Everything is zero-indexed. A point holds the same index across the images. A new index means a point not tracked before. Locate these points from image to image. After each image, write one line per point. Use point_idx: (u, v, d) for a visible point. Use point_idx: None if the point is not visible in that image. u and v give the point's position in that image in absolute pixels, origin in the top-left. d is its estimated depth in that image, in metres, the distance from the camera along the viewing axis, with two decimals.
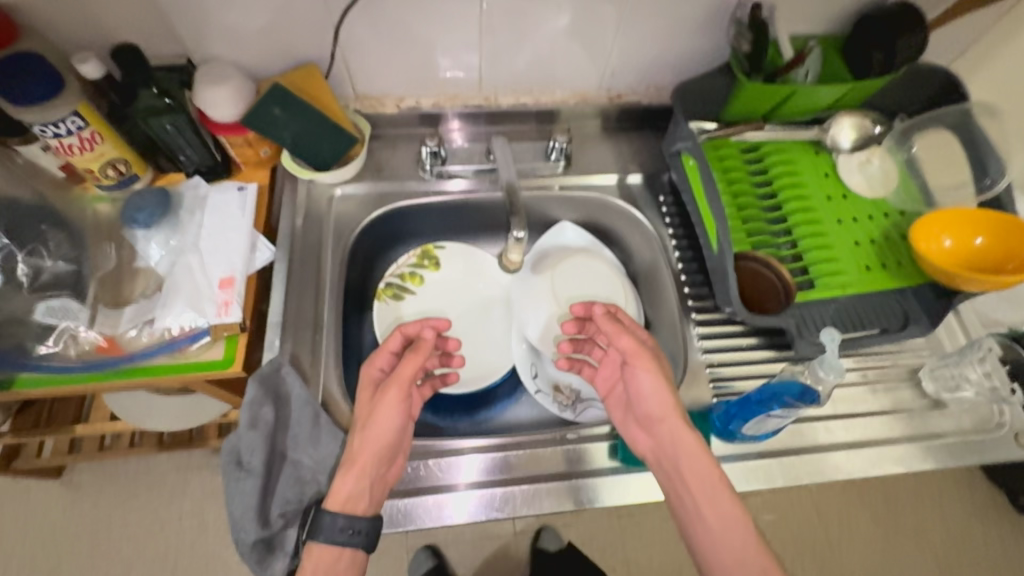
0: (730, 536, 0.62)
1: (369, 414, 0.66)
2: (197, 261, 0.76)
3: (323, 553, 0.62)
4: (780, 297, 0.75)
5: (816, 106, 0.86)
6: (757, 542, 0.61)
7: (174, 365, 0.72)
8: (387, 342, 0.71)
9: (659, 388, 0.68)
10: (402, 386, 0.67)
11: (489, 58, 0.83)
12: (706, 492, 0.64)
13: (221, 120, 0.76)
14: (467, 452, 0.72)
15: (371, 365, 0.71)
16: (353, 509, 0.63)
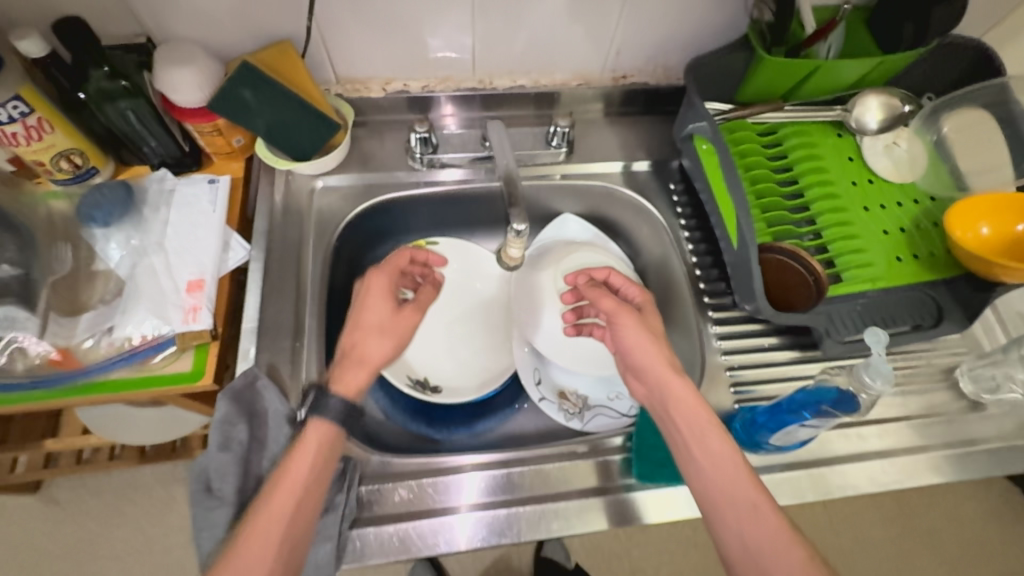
0: (720, 476, 0.54)
1: (387, 324, 0.64)
2: (162, 262, 0.69)
3: (319, 435, 0.57)
4: (811, 291, 0.68)
5: (840, 84, 0.79)
6: (751, 480, 0.54)
7: (138, 378, 0.65)
8: (404, 253, 0.71)
9: (642, 341, 0.63)
10: (422, 309, 0.69)
11: (483, 36, 0.76)
12: (691, 430, 0.57)
13: (186, 105, 0.68)
14: (467, 469, 0.65)
15: (390, 267, 0.67)
16: (351, 399, 0.59)
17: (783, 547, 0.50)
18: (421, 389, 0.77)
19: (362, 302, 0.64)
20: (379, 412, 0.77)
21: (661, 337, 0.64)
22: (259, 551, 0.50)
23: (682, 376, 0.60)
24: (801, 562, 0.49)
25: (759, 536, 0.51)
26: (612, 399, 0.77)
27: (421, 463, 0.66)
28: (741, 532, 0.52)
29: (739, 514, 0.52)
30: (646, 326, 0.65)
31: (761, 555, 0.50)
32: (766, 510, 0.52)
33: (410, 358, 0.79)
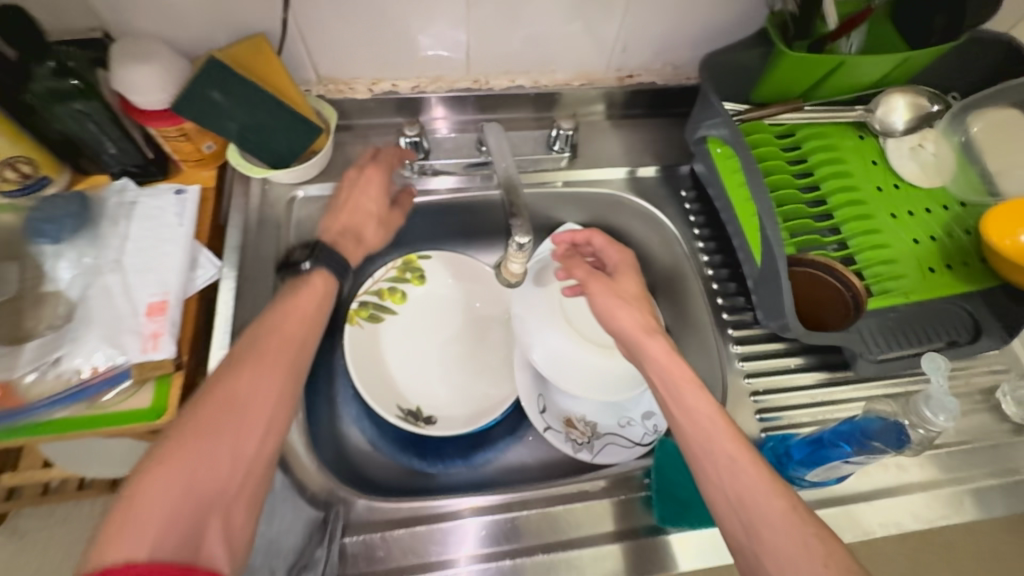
0: (697, 429, 0.53)
1: (381, 212, 0.68)
2: (120, 283, 0.61)
3: (322, 284, 0.59)
4: (848, 309, 0.64)
5: (864, 81, 0.73)
6: (729, 430, 0.52)
7: (87, 417, 0.57)
8: (395, 151, 0.70)
9: (614, 307, 0.62)
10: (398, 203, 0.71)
11: (478, 32, 0.69)
12: (668, 385, 0.56)
13: (147, 107, 0.61)
14: (466, 515, 0.58)
15: (386, 163, 0.69)
16: (350, 263, 0.63)
17: (762, 496, 0.48)
18: (413, 421, 0.69)
19: (357, 184, 0.67)
20: (367, 445, 0.70)
21: (635, 300, 0.63)
22: (269, 366, 0.53)
23: (658, 336, 0.59)
24: (782, 512, 0.47)
25: (738, 487, 0.49)
26: (624, 425, 0.70)
27: (415, 508, 0.59)
28: (722, 484, 0.50)
29: (718, 467, 0.51)
30: (618, 290, 0.64)
31: (743, 505, 0.48)
32: (745, 461, 0.50)
33: (399, 384, 0.72)
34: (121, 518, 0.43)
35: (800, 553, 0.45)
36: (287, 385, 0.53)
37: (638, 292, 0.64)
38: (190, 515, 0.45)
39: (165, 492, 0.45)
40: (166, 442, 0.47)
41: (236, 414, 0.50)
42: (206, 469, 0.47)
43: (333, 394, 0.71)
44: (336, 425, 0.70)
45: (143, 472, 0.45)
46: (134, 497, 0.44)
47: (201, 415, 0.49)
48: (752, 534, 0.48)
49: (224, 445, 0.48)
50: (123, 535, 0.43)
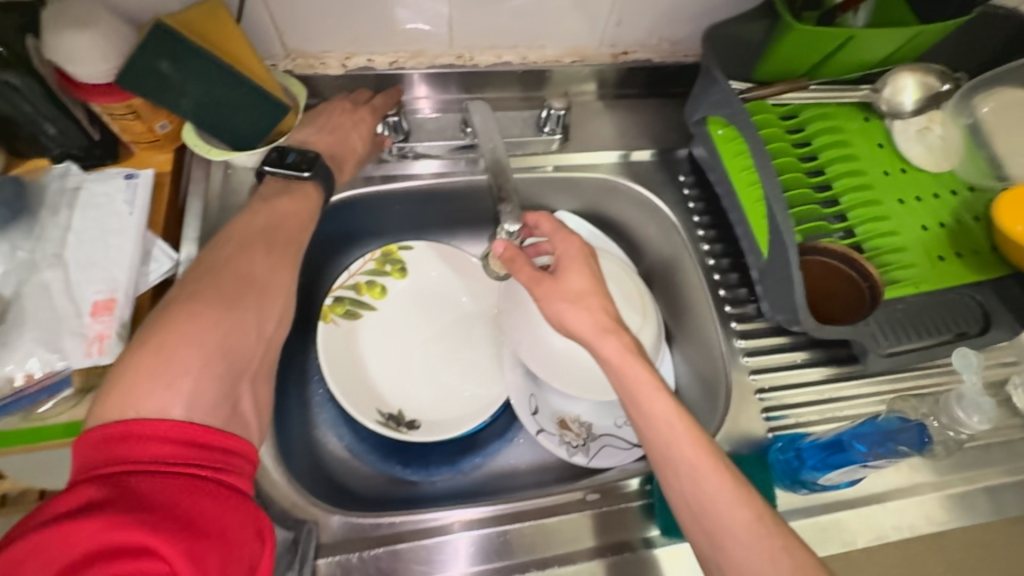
0: (657, 435, 0.50)
1: (356, 129, 0.65)
2: (60, 279, 0.54)
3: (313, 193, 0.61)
4: (864, 300, 0.61)
5: (870, 59, 0.68)
6: (690, 436, 0.49)
7: (23, 431, 0.51)
8: (391, 92, 0.68)
9: (564, 311, 0.55)
10: (374, 139, 0.67)
11: (460, 2, 0.63)
12: (626, 389, 0.52)
13: (88, 80, 0.54)
14: (458, 530, 0.54)
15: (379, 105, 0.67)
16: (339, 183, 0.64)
17: (724, 506, 0.46)
18: (395, 425, 0.64)
19: (342, 108, 0.66)
20: (345, 451, 0.65)
21: (583, 300, 0.55)
22: (281, 253, 0.56)
23: (612, 337, 0.53)
24: (745, 520, 0.46)
25: (700, 495, 0.47)
26: (620, 426, 0.66)
27: (395, 524, 0.54)
28: (682, 491, 0.48)
29: (679, 475, 0.48)
30: (567, 291, 0.56)
31: (704, 513, 0.47)
32: (707, 468, 0.47)
33: (378, 386, 0.67)
34: (152, 367, 0.43)
35: (760, 560, 0.44)
36: (295, 273, 0.57)
37: (587, 289, 0.56)
38: (222, 377, 0.46)
39: (198, 349, 0.46)
40: (184, 309, 0.47)
41: (256, 291, 0.52)
42: (231, 336, 0.48)
43: (308, 397, 0.66)
44: (311, 431, 0.65)
45: (167, 331, 0.46)
46: (159, 356, 0.44)
47: (218, 287, 0.51)
48: (714, 539, 0.46)
49: (248, 317, 0.50)
50: (151, 390, 0.42)
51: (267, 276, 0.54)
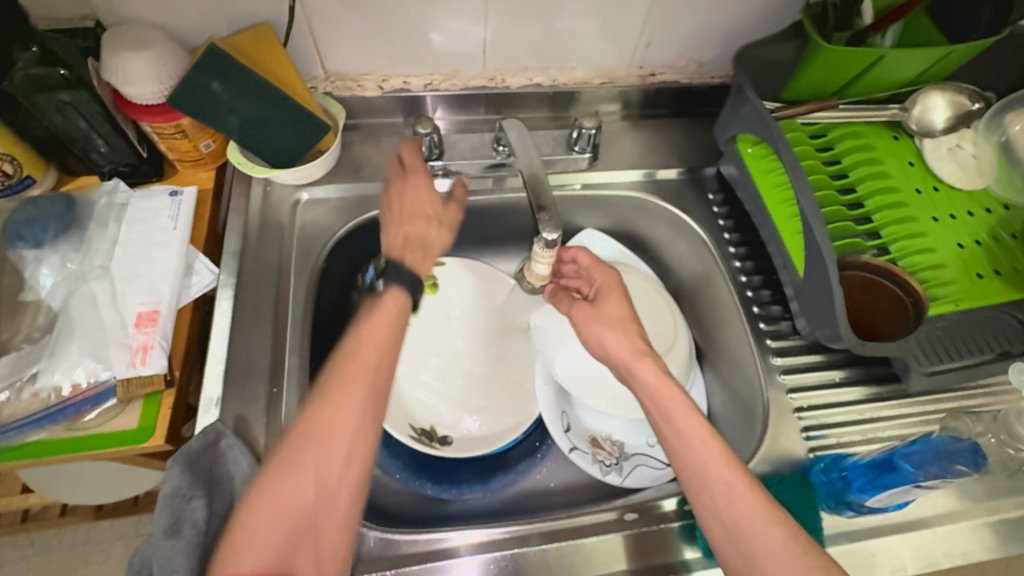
0: (690, 456, 0.48)
1: (421, 205, 0.56)
2: (106, 291, 0.56)
3: (394, 302, 0.50)
4: (908, 316, 0.61)
5: (899, 79, 0.69)
6: (725, 456, 0.47)
7: (66, 440, 0.51)
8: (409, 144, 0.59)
9: (604, 335, 0.57)
10: (450, 204, 0.59)
11: (496, 27, 0.65)
12: (660, 410, 0.51)
13: (140, 100, 0.56)
14: (465, 554, 0.53)
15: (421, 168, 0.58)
16: (423, 275, 0.53)
17: (759, 526, 0.44)
18: (427, 441, 0.64)
19: (400, 192, 0.57)
20: (374, 468, 0.65)
21: (621, 324, 0.57)
22: (348, 392, 0.45)
23: (646, 359, 0.54)
24: (779, 541, 0.44)
25: (734, 514, 0.45)
26: (653, 445, 0.65)
27: (429, 541, 0.53)
28: (716, 511, 0.46)
29: (714, 494, 0.46)
30: (602, 317, 0.58)
31: (738, 533, 0.45)
32: (740, 487, 0.46)
33: (408, 401, 0.66)
34: (245, 525, 0.41)
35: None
36: (363, 415, 0.45)
37: (624, 315, 0.58)
38: (280, 543, 0.41)
39: (269, 518, 0.42)
40: (271, 461, 0.44)
41: (319, 446, 0.44)
42: (297, 501, 0.42)
43: None
44: None
45: (259, 485, 0.43)
46: (245, 515, 0.42)
47: (294, 439, 0.44)
48: (749, 560, 0.44)
49: (304, 475, 0.43)
50: (236, 560, 0.40)
51: (333, 423, 0.44)
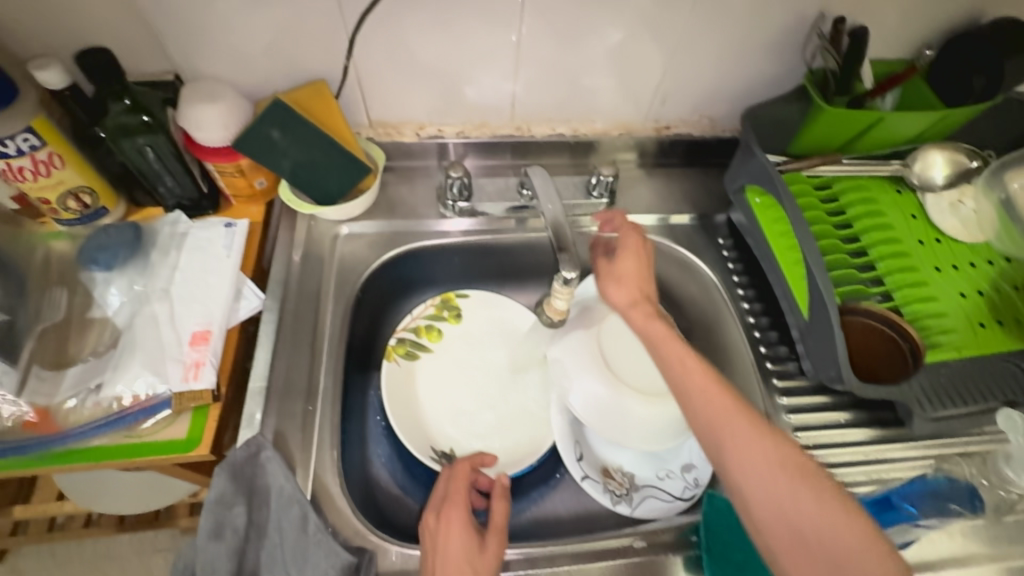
0: (671, 372, 0.51)
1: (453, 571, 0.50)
2: (166, 311, 0.62)
3: None
4: (906, 360, 0.63)
5: (899, 137, 0.74)
6: (700, 368, 0.50)
7: (124, 446, 0.57)
8: (451, 480, 0.58)
9: (606, 284, 0.60)
10: (486, 547, 0.53)
11: (526, 83, 0.72)
12: (649, 342, 0.54)
13: (209, 143, 0.63)
14: None
15: (459, 503, 0.56)
16: None
17: (729, 420, 0.46)
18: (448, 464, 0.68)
19: (438, 540, 0.53)
20: (395, 487, 0.68)
21: (625, 278, 0.59)
22: None
23: (637, 302, 0.57)
24: (749, 433, 0.45)
25: (708, 411, 0.48)
26: (662, 478, 0.67)
27: None
28: (694, 410, 0.48)
29: (691, 399, 0.49)
30: (608, 269, 0.61)
31: (713, 429, 0.47)
32: (713, 391, 0.48)
33: (429, 426, 0.70)
34: None
35: (764, 468, 0.44)
36: None
37: (628, 268, 0.60)
38: None
39: None
40: None
41: None
42: None
43: (364, 433, 0.70)
44: (367, 467, 0.68)
45: None
46: None
47: None
48: (722, 450, 0.46)
49: None
50: None
51: None
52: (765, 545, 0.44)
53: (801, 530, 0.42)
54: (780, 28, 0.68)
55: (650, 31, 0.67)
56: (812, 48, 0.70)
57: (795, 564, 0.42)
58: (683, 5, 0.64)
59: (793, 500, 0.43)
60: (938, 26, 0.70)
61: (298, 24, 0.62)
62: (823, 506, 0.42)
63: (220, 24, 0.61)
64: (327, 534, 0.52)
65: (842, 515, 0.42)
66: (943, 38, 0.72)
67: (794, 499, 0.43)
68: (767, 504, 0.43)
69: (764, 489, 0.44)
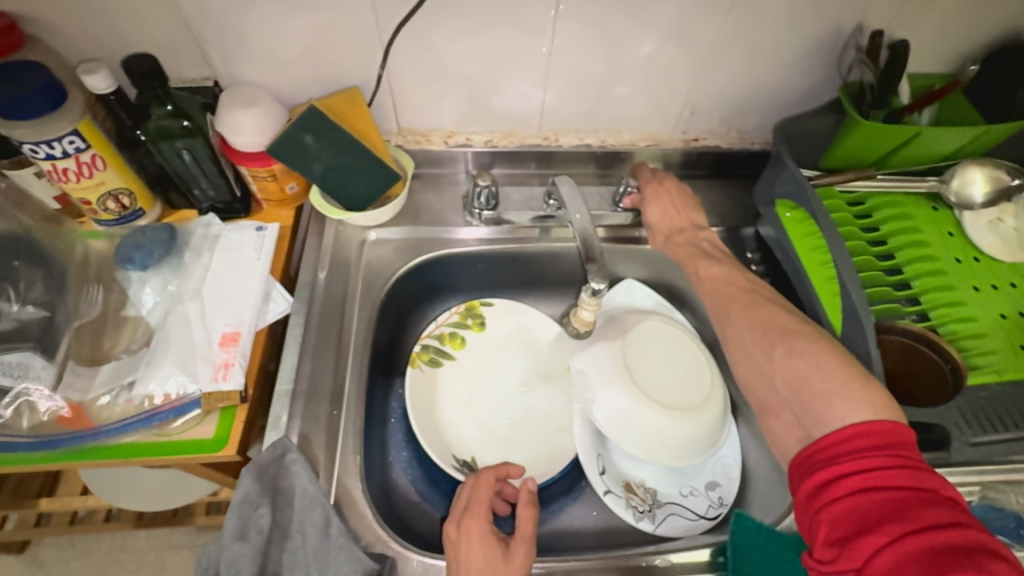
0: (699, 278, 0.64)
1: None
2: (197, 311, 0.63)
3: None
4: (947, 379, 0.61)
5: (939, 152, 0.71)
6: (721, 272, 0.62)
7: (153, 444, 0.57)
8: (474, 483, 0.57)
9: (650, 215, 0.70)
10: (509, 554, 0.52)
11: (555, 93, 0.72)
12: (678, 259, 0.67)
13: (244, 148, 0.64)
14: None
15: (481, 511, 0.55)
16: None
17: (729, 302, 0.59)
18: (468, 472, 0.67)
19: (460, 555, 0.52)
20: (415, 494, 0.68)
21: (666, 213, 0.69)
22: None
23: (680, 223, 0.69)
24: (745, 311, 0.58)
25: (714, 298, 0.61)
26: (686, 495, 0.67)
27: None
28: (712, 305, 0.61)
29: (707, 293, 0.62)
30: (655, 204, 0.70)
31: (721, 315, 0.60)
32: (724, 286, 0.61)
33: (451, 434, 0.70)
34: None
35: (751, 337, 0.55)
36: None
37: (664, 205, 0.70)
38: None
39: None
40: None
41: None
42: None
43: (386, 439, 0.70)
44: (387, 472, 0.68)
45: None
46: None
47: None
48: (723, 322, 0.59)
49: None
50: None
51: None
52: (759, 408, 0.54)
53: (775, 382, 0.52)
54: (814, 41, 0.67)
55: (682, 43, 0.67)
56: (848, 61, 0.69)
57: (784, 418, 0.51)
58: (717, 18, 0.64)
59: (771, 358, 0.53)
60: (979, 40, 0.69)
61: (334, 33, 0.63)
62: (796, 361, 0.51)
63: (259, 31, 0.62)
64: (349, 539, 0.52)
65: (815, 365, 0.49)
66: (984, 53, 0.70)
67: (774, 361, 0.53)
68: (755, 372, 0.54)
69: (750, 360, 0.55)
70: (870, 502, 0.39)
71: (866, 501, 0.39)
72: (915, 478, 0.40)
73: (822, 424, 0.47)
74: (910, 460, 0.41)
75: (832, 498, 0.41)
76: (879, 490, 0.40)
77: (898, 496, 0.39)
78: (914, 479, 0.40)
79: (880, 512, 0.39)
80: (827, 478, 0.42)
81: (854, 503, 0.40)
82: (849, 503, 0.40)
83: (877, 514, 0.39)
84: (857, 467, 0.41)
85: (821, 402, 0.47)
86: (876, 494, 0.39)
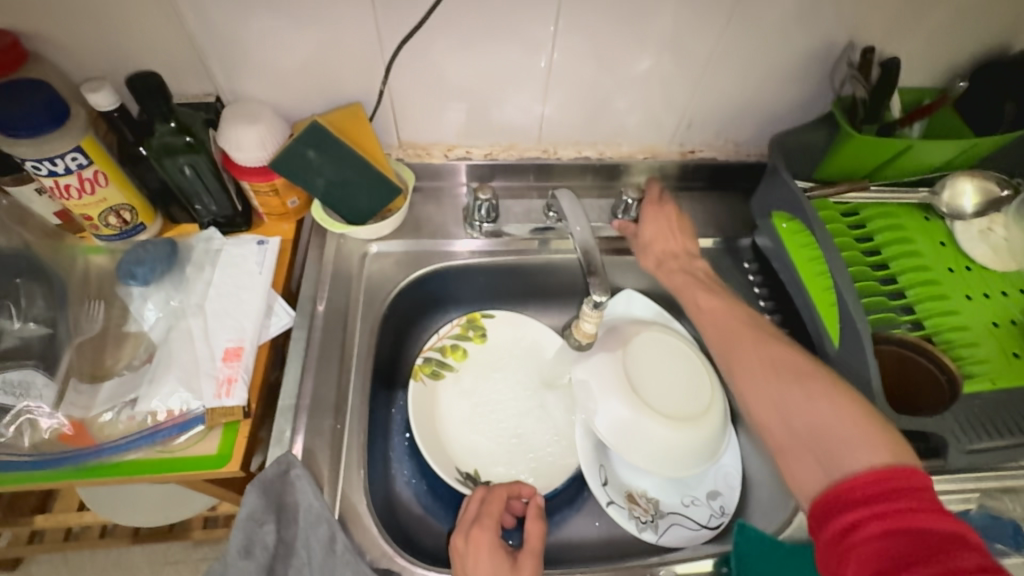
0: (702, 314, 0.63)
1: None
2: (200, 326, 0.63)
3: None
4: (941, 387, 0.63)
5: (931, 164, 0.73)
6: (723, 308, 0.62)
7: (156, 461, 0.57)
8: (484, 495, 0.58)
9: (648, 234, 0.71)
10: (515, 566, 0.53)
11: (554, 106, 0.73)
12: (675, 284, 0.67)
13: (247, 163, 0.64)
14: None
15: (492, 523, 0.55)
16: None
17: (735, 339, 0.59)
18: (471, 484, 0.67)
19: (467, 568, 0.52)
20: (418, 507, 0.68)
21: (663, 235, 0.71)
22: None
23: (677, 243, 0.70)
24: (752, 346, 0.57)
25: (717, 332, 0.61)
26: (687, 505, 0.67)
27: None
28: (716, 340, 0.61)
29: (710, 326, 0.62)
30: (654, 224, 0.71)
31: (725, 350, 0.59)
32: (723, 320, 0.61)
33: (453, 447, 0.70)
34: None
35: (758, 371, 0.55)
36: None
37: (660, 226, 0.71)
38: None
39: None
40: None
41: None
42: None
43: (388, 452, 0.70)
44: (390, 485, 0.68)
45: None
46: None
47: None
48: (730, 356, 0.58)
49: None
50: None
51: None
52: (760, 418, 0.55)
53: (792, 421, 0.50)
54: (807, 56, 0.69)
55: (679, 57, 0.68)
56: (840, 77, 0.70)
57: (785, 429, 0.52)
58: (713, 34, 0.66)
59: (783, 393, 0.52)
60: (966, 56, 0.71)
61: (336, 50, 0.64)
62: None
63: (262, 48, 0.63)
64: (355, 555, 0.53)
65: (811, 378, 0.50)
66: (971, 68, 0.72)
67: (786, 401, 0.51)
68: (755, 382, 0.55)
69: (751, 372, 0.56)
70: (895, 546, 0.38)
71: (890, 545, 0.38)
72: (940, 519, 0.39)
73: (822, 435, 0.47)
74: (933, 500, 0.40)
75: (853, 535, 0.40)
76: (903, 533, 0.38)
77: (924, 539, 0.38)
78: (938, 521, 0.38)
79: (906, 557, 0.37)
80: (849, 521, 0.41)
81: (879, 547, 0.39)
82: (871, 540, 0.39)
83: (903, 559, 0.37)
84: (879, 509, 0.40)
85: (842, 448, 0.46)
86: (900, 538, 0.38)
